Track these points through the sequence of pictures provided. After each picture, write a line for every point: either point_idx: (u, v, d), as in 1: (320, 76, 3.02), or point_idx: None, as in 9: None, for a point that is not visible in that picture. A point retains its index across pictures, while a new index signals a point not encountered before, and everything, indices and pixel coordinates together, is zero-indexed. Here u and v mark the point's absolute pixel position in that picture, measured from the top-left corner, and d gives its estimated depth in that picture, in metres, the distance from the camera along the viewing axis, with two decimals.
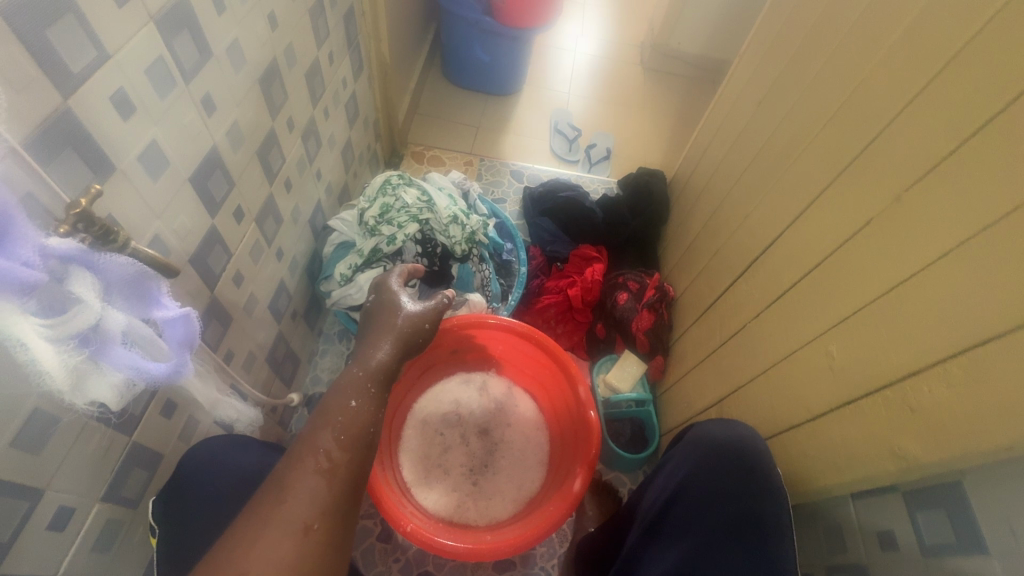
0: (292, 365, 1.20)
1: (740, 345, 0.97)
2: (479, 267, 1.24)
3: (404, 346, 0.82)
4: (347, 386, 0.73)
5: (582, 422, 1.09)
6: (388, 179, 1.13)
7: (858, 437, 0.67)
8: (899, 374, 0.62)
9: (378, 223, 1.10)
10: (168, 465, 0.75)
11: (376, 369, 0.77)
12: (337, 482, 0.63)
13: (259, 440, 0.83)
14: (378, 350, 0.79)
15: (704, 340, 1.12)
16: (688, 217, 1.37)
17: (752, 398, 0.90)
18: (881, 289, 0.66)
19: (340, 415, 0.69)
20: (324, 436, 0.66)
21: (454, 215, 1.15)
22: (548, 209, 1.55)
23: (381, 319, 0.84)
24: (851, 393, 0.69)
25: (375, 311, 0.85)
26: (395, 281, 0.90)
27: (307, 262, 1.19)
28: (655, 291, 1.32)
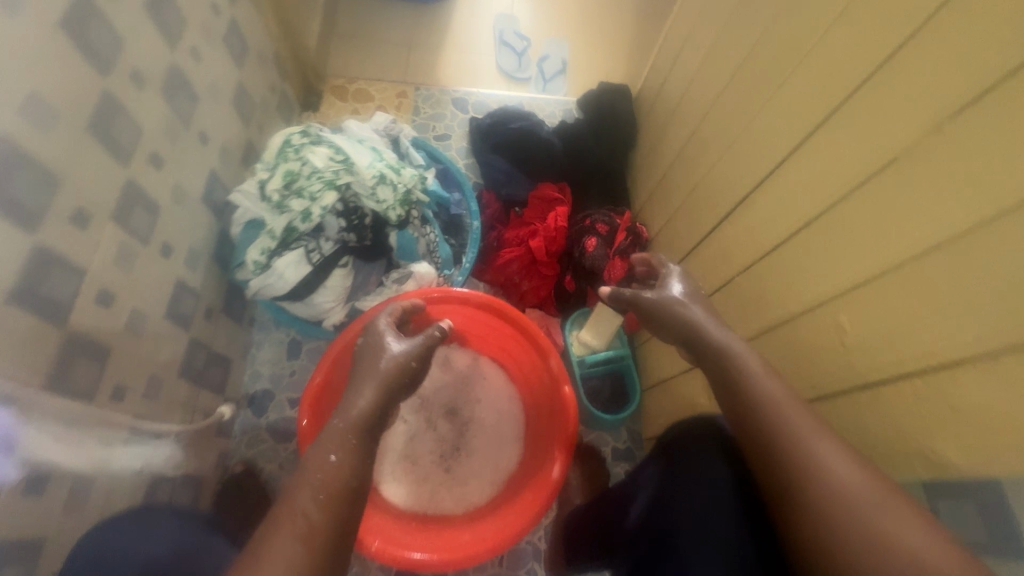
0: (221, 368, 1.04)
1: (732, 301, 0.84)
2: (422, 232, 1.06)
3: (393, 391, 0.68)
4: (322, 439, 0.61)
5: (556, 396, 0.99)
6: (286, 139, 0.87)
7: (884, 428, 0.57)
8: (934, 360, 0.50)
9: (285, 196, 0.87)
10: (60, 545, 0.63)
11: (359, 418, 0.63)
12: (318, 547, 0.52)
13: (175, 514, 0.71)
14: (360, 397, 0.66)
15: (692, 292, 0.98)
16: (660, 142, 1.17)
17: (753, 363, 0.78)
18: (914, 251, 0.52)
19: (317, 468, 0.57)
20: (296, 492, 0.55)
21: (380, 174, 0.93)
22: (499, 145, 1.33)
23: (362, 366, 0.71)
24: (873, 376, 0.57)
25: (357, 363, 0.73)
26: (383, 321, 0.80)
27: (214, 248, 0.99)
28: (628, 235, 1.17)
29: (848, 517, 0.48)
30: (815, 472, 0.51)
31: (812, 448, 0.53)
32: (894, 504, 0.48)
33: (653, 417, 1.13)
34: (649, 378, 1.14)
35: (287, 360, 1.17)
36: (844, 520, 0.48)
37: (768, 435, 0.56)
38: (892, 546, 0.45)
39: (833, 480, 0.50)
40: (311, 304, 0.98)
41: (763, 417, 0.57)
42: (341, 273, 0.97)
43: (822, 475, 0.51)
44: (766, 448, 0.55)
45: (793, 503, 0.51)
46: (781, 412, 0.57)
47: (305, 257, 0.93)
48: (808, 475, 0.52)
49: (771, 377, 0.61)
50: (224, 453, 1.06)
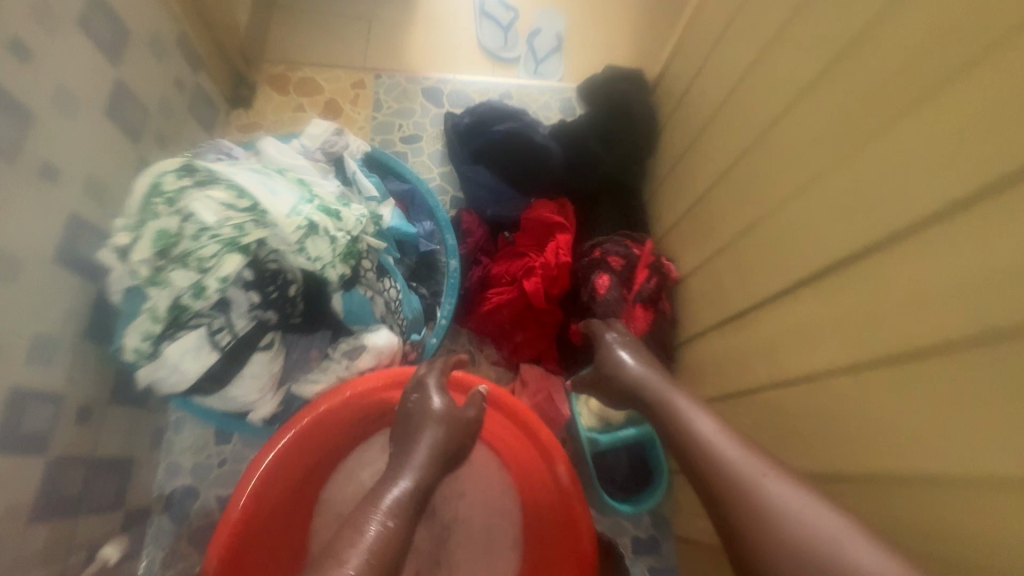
0: (117, 476, 0.78)
1: (817, 403, 0.59)
2: (379, 285, 0.78)
3: (442, 461, 0.66)
4: (377, 502, 0.57)
5: (564, 507, 0.78)
6: (156, 180, 0.57)
7: None
8: None
9: (162, 266, 0.58)
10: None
11: (415, 489, 0.60)
12: None
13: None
14: (411, 464, 0.63)
15: (743, 364, 0.73)
16: (693, 151, 0.90)
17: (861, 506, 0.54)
18: None
19: (375, 524, 0.54)
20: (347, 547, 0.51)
21: (310, 223, 0.64)
22: (482, 151, 1.04)
23: (409, 430, 0.68)
24: None
25: (399, 427, 0.70)
26: (432, 380, 0.73)
27: (87, 323, 0.71)
28: (650, 274, 0.90)
29: (801, 552, 0.44)
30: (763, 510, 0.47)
31: (763, 487, 0.49)
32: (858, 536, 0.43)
33: (683, 507, 0.90)
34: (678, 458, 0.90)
35: (214, 446, 0.91)
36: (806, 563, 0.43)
37: (726, 483, 0.52)
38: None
39: (790, 521, 0.46)
40: (227, 398, 0.71)
41: (709, 464, 0.54)
42: (264, 356, 0.70)
43: (773, 516, 0.46)
44: (720, 495, 0.51)
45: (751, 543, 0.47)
46: (728, 455, 0.54)
47: (209, 340, 0.65)
48: (763, 515, 0.47)
49: (699, 411, 0.62)
50: None
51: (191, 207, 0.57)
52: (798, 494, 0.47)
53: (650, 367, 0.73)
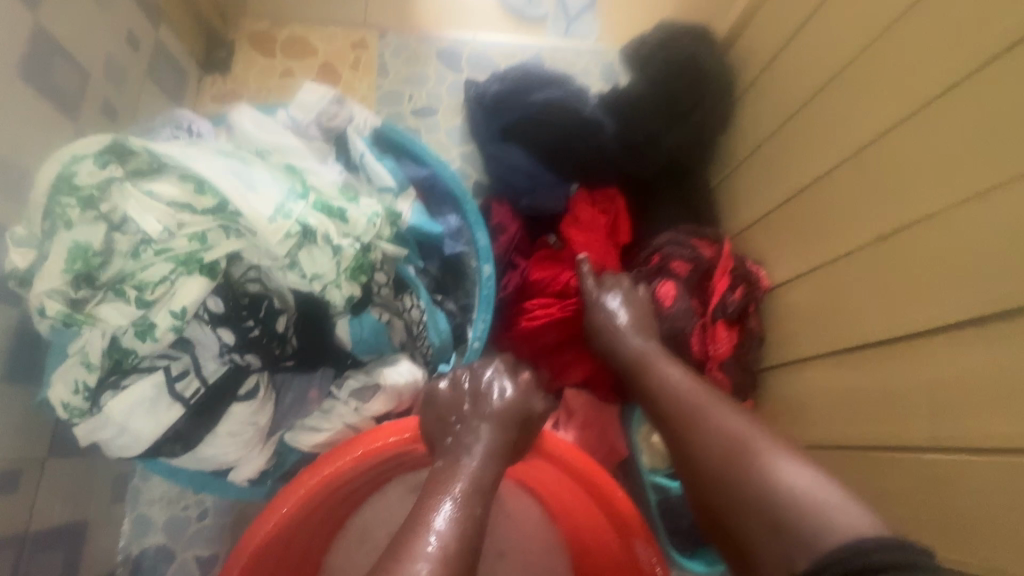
0: (64, 544, 0.61)
1: (1007, 486, 0.43)
2: (396, 304, 0.60)
3: (511, 441, 0.53)
4: (445, 486, 0.47)
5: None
6: (69, 166, 0.39)
7: None
8: None
9: (87, 296, 0.40)
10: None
11: (484, 470, 0.50)
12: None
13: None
14: (478, 435, 0.52)
15: (867, 413, 0.56)
16: (786, 128, 0.71)
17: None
18: None
19: (450, 504, 0.45)
20: (420, 536, 0.41)
21: (303, 227, 0.45)
22: (514, 127, 0.85)
23: (470, 406, 0.54)
24: None
25: (439, 406, 0.55)
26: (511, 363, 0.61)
27: (7, 359, 0.53)
28: (730, 282, 0.73)
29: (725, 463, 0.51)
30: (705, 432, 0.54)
31: (705, 418, 0.54)
32: (782, 452, 0.49)
33: None
34: None
35: (191, 494, 0.74)
36: (728, 468, 0.51)
37: (673, 412, 0.57)
38: (781, 495, 0.46)
39: (721, 437, 0.52)
40: (198, 461, 0.53)
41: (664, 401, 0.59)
42: (247, 407, 0.52)
43: (711, 429, 0.53)
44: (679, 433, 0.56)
45: (696, 459, 0.53)
46: (680, 391, 0.58)
47: (168, 391, 0.48)
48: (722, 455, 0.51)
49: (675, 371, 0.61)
50: None
51: (129, 212, 0.39)
52: (738, 422, 0.53)
53: (635, 325, 0.68)
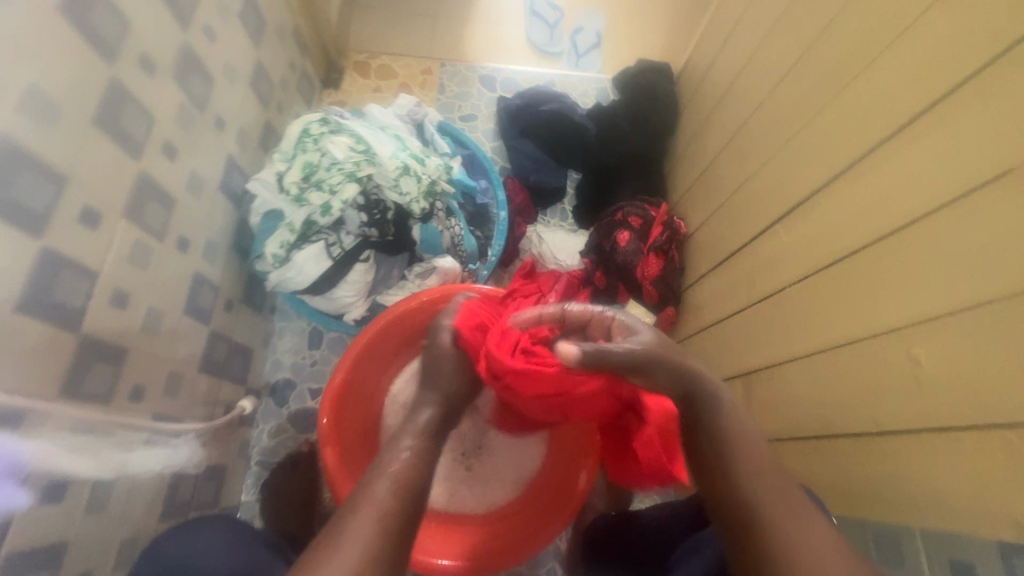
0: (242, 359, 1.03)
1: (771, 311, 0.79)
2: (447, 223, 1.00)
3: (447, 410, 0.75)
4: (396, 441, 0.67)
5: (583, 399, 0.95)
6: (306, 129, 0.86)
7: (943, 472, 0.52)
8: (1002, 415, 0.46)
9: (304, 189, 0.84)
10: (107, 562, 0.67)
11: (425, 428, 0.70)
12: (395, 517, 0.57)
13: (225, 528, 0.75)
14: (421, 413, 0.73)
15: (729, 295, 0.93)
16: (704, 130, 1.09)
17: (792, 382, 0.74)
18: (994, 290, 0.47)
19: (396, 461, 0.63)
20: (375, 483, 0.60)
21: (404, 165, 0.88)
22: (529, 127, 1.26)
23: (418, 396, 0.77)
24: (930, 413, 0.53)
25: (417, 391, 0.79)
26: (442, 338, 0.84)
27: (233, 237, 0.96)
28: (663, 230, 1.11)
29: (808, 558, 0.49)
30: (756, 494, 0.54)
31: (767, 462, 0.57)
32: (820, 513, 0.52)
33: None
34: None
35: (307, 350, 1.16)
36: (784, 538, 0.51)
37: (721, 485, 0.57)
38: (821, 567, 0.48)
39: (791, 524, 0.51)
40: (331, 299, 0.95)
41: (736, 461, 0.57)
42: (362, 267, 0.93)
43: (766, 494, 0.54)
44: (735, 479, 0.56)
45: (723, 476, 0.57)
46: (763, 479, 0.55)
47: (325, 252, 0.89)
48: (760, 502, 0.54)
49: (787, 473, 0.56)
50: (246, 441, 1.06)
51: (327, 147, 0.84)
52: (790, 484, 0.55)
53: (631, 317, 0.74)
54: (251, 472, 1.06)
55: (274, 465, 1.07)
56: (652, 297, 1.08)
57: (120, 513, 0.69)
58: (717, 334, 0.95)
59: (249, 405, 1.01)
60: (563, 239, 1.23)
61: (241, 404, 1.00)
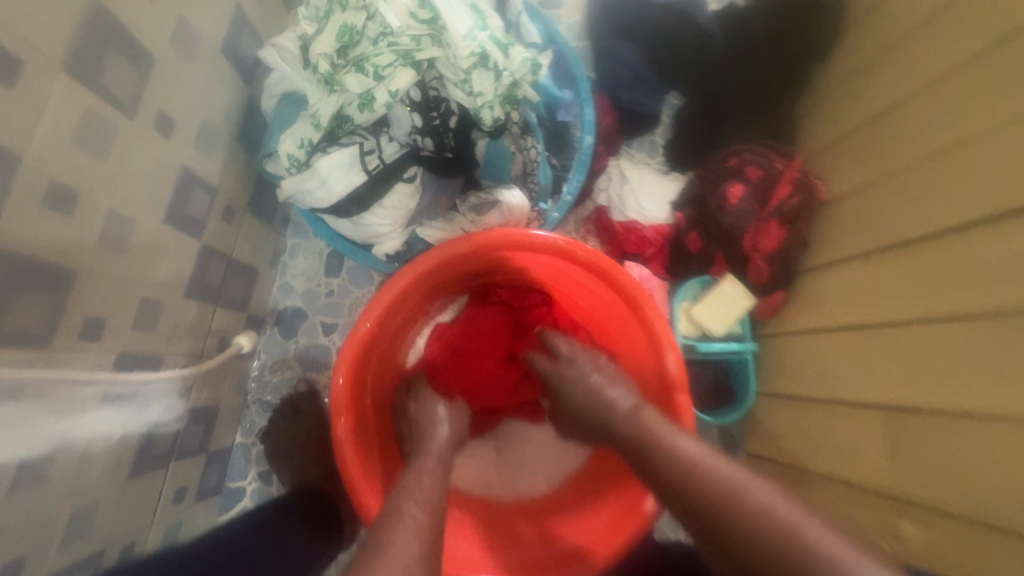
0: (243, 281, 0.83)
1: (920, 347, 0.63)
2: (520, 142, 0.76)
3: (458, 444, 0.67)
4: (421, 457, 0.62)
5: (663, 392, 0.73)
6: None
7: None
8: None
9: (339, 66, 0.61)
10: (52, 538, 0.52)
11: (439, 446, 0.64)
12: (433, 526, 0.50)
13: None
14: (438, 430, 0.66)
15: (852, 300, 0.74)
16: (870, 61, 0.80)
17: (938, 457, 0.60)
18: None
19: (420, 478, 0.57)
20: (403, 504, 0.52)
21: (480, 51, 0.62)
22: (630, 25, 0.94)
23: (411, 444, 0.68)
24: None
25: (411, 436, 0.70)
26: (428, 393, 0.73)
27: (239, 124, 0.72)
28: (794, 189, 0.84)
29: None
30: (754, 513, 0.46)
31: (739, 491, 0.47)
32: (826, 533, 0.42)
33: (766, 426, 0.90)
34: (775, 381, 0.88)
35: (323, 276, 0.95)
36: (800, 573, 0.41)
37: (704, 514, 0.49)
38: None
39: (785, 543, 0.43)
40: (359, 225, 0.73)
41: (704, 486, 0.49)
42: (406, 188, 0.70)
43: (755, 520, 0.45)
44: (712, 517, 0.48)
45: (702, 502, 0.49)
46: (743, 489, 0.47)
47: (359, 161, 0.67)
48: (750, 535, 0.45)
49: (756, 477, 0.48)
50: (245, 375, 0.89)
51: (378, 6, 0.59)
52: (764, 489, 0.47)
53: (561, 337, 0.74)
54: (249, 410, 0.91)
55: (275, 407, 0.91)
56: (761, 275, 0.85)
57: (70, 481, 0.53)
58: (819, 347, 0.80)
59: (247, 344, 0.84)
60: (651, 183, 0.97)
61: (237, 343, 0.82)
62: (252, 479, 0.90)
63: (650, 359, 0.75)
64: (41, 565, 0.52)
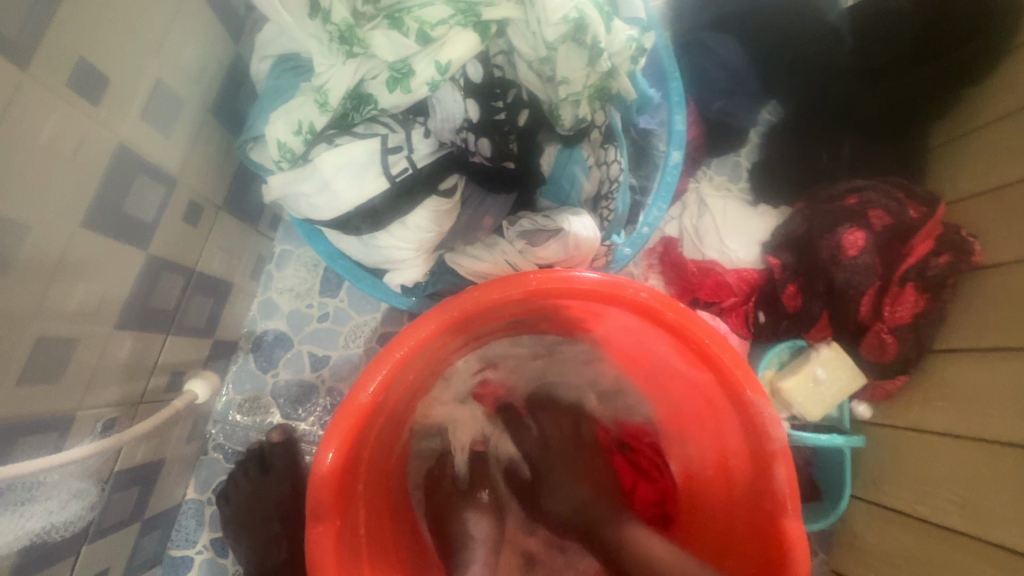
0: (211, 300, 0.63)
1: (1016, 481, 0.54)
2: (601, 154, 0.56)
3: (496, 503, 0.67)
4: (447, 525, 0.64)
5: (759, 519, 0.53)
6: None
7: None
8: None
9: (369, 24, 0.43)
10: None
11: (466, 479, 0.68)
12: None
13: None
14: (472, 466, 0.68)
15: (976, 402, 0.60)
16: (1013, 83, 0.64)
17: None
18: None
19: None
20: None
21: (576, 20, 0.44)
22: (733, 14, 0.73)
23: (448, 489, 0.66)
24: None
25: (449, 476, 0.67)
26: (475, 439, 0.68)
27: (215, 92, 0.52)
28: (933, 244, 0.66)
29: None
30: None
31: None
32: None
33: (859, 543, 0.70)
34: (877, 488, 0.69)
35: (316, 295, 0.75)
36: None
37: None
38: None
39: None
40: (369, 246, 0.53)
41: None
42: (439, 203, 0.51)
43: None
44: None
45: None
46: None
47: (380, 160, 0.47)
48: None
49: None
50: (205, 416, 0.70)
51: None
52: None
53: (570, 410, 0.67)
54: (207, 458, 0.71)
55: (239, 457, 0.71)
56: (882, 351, 0.67)
57: None
58: (928, 453, 0.64)
59: (204, 391, 0.62)
60: (736, 215, 0.77)
61: (190, 389, 0.61)
62: (201, 548, 0.70)
63: (751, 472, 0.55)
64: None
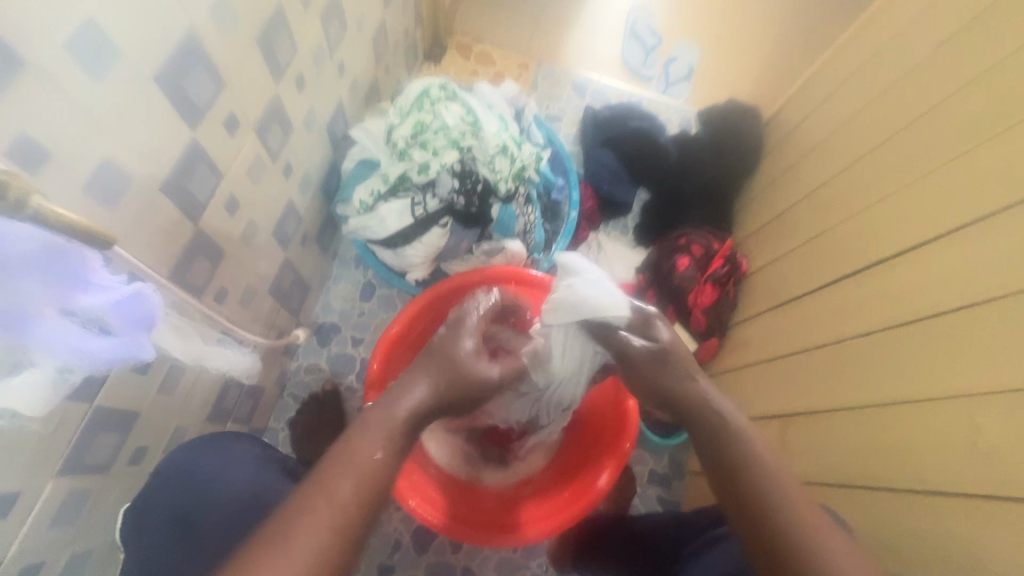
0: (300, 294, 1.07)
1: (763, 384, 0.97)
2: (525, 209, 1.04)
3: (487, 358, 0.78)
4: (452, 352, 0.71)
5: (618, 403, 0.94)
6: (426, 91, 0.93)
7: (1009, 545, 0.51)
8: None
9: (409, 145, 0.91)
10: (158, 443, 0.72)
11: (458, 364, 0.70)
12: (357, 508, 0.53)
13: (257, 450, 0.77)
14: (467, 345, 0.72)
15: (752, 349, 1.04)
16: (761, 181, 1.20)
17: (915, 443, 0.64)
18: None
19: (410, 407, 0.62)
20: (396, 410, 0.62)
21: (503, 144, 0.95)
22: (610, 138, 1.28)
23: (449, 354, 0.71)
24: (964, 481, 0.57)
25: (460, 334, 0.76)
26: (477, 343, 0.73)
27: (324, 177, 1.00)
28: (725, 262, 1.14)
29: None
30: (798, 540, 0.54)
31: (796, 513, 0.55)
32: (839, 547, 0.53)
33: None
34: None
35: (358, 301, 1.19)
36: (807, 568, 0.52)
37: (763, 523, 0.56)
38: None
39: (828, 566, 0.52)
40: (400, 256, 0.99)
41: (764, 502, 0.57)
42: (439, 231, 0.97)
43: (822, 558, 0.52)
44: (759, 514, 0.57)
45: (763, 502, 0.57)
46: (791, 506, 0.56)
47: (410, 210, 0.94)
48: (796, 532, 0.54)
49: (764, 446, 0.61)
50: (284, 372, 1.10)
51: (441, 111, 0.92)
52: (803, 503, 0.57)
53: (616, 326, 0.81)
54: (281, 401, 1.10)
55: (302, 400, 1.10)
56: (701, 326, 1.11)
57: (183, 394, 0.73)
58: (733, 385, 1.07)
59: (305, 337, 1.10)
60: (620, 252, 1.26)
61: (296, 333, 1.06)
62: None
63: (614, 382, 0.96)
64: (150, 460, 0.71)
